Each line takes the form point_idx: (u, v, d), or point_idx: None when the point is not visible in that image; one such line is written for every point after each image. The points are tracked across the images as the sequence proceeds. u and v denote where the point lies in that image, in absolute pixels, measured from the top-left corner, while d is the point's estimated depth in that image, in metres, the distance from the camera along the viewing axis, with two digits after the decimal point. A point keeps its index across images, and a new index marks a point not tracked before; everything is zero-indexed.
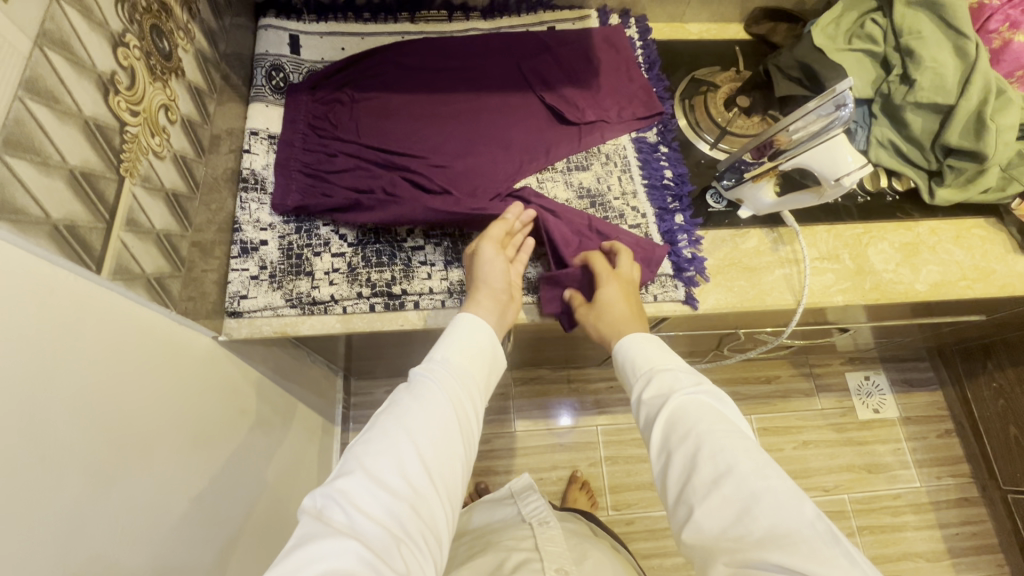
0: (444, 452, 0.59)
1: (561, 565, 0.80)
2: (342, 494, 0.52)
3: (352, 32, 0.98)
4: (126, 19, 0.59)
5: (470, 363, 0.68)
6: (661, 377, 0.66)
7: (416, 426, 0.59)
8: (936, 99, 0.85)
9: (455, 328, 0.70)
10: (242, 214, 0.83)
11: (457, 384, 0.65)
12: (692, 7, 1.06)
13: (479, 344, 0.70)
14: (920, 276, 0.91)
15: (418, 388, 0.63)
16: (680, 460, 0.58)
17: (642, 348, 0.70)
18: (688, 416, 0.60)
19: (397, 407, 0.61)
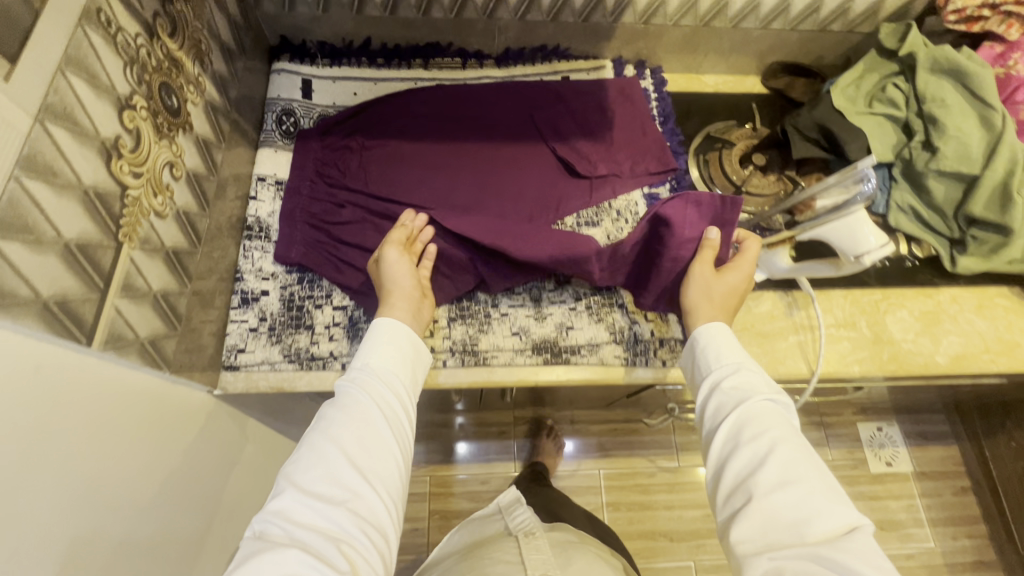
0: (375, 455, 0.58)
1: (547, 569, 0.73)
2: (279, 512, 0.52)
3: (364, 76, 0.97)
4: (135, 81, 0.58)
5: (396, 368, 0.66)
6: (741, 374, 0.65)
7: (342, 435, 0.58)
8: (960, 169, 0.82)
9: (374, 336, 0.69)
10: (244, 263, 0.82)
11: (383, 386, 0.64)
12: (709, 59, 1.05)
13: (403, 346, 0.68)
14: (940, 348, 0.88)
15: (346, 397, 0.62)
16: (742, 453, 0.57)
17: (724, 340, 0.69)
18: (761, 417, 0.60)
19: (326, 420, 0.60)
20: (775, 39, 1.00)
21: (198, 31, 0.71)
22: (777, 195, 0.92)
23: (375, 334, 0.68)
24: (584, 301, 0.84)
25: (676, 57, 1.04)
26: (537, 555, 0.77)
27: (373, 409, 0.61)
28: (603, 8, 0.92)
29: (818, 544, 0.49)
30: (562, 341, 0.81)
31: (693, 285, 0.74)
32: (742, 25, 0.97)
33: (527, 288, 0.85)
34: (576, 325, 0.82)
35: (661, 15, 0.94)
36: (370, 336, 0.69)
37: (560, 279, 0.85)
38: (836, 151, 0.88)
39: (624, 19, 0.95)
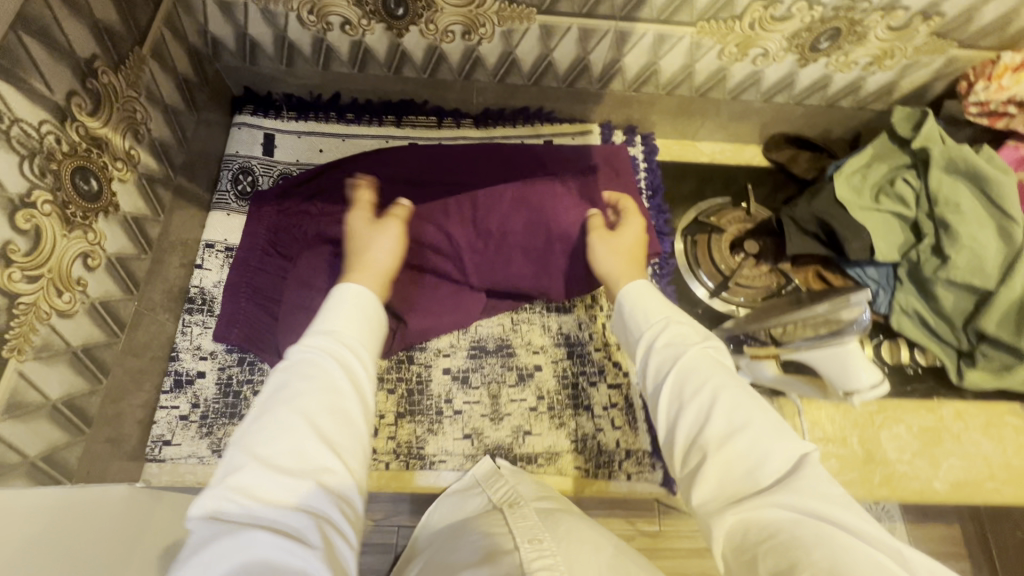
0: (349, 428, 0.44)
1: (539, 535, 0.48)
2: (236, 506, 0.38)
3: (332, 133, 0.91)
4: (36, 174, 0.52)
5: (355, 324, 0.50)
6: (673, 328, 0.55)
7: (309, 403, 0.43)
8: (973, 281, 0.73)
9: (336, 300, 0.52)
10: (182, 340, 0.76)
11: (338, 344, 0.48)
12: (705, 127, 0.97)
13: (370, 312, 0.52)
14: (940, 473, 0.79)
15: (298, 366, 0.45)
16: (692, 409, 0.48)
17: (648, 297, 0.59)
18: (699, 370, 0.50)
19: (282, 388, 0.44)
20: (778, 112, 0.92)
21: (131, 100, 0.65)
22: (768, 288, 0.85)
23: (338, 298, 0.51)
24: (546, 402, 0.77)
25: (670, 123, 0.97)
26: (526, 525, 0.50)
27: (347, 377, 0.46)
28: (589, 75, 0.85)
29: (766, 469, 0.43)
30: (517, 448, 0.74)
31: (600, 252, 0.68)
32: (742, 97, 0.89)
33: (485, 381, 0.78)
34: (535, 429, 0.75)
35: (653, 84, 0.87)
36: (336, 298, 0.52)
37: (522, 373, 0.79)
38: (835, 246, 0.81)
39: (612, 86, 0.87)
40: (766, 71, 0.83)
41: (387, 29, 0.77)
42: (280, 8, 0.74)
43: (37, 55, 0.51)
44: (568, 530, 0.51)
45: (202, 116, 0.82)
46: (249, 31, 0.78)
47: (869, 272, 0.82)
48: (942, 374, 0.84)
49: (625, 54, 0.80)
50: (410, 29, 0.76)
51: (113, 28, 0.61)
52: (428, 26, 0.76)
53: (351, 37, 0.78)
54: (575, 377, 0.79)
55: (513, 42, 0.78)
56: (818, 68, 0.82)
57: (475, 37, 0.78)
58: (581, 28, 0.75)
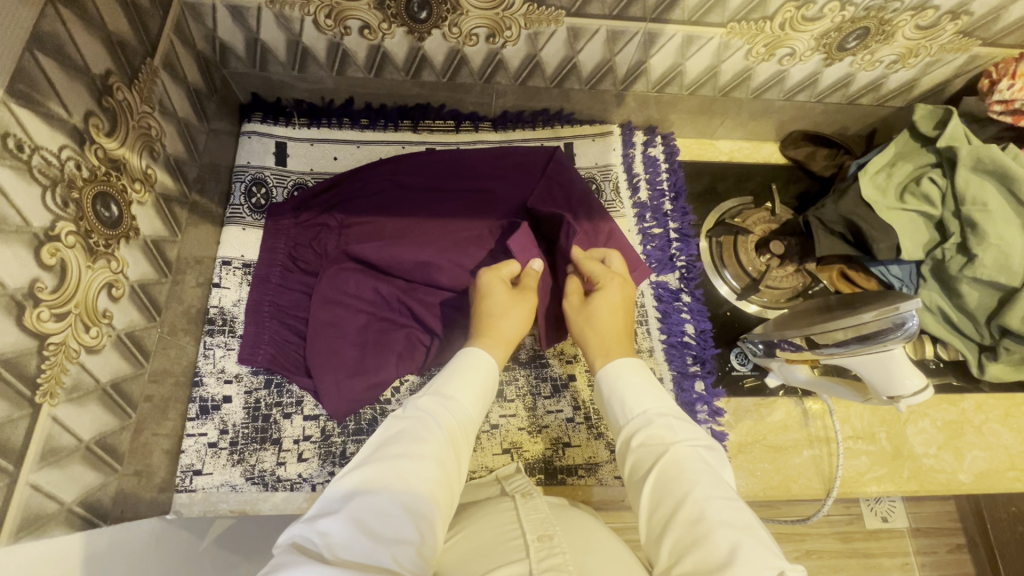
0: (438, 493, 0.46)
1: (549, 532, 0.48)
2: (327, 533, 0.41)
3: (346, 139, 0.88)
4: (60, 204, 0.49)
5: (471, 398, 0.55)
6: (656, 426, 0.53)
7: (409, 456, 0.47)
8: (998, 279, 0.74)
9: (457, 362, 0.58)
10: (204, 363, 0.73)
11: (449, 420, 0.52)
12: (724, 127, 0.97)
13: (487, 386, 0.57)
14: (964, 465, 0.81)
15: (415, 425, 0.50)
16: (675, 517, 0.46)
17: (633, 383, 0.56)
18: (680, 477, 0.48)
19: (389, 441, 0.49)
20: (798, 110, 0.92)
21: (145, 116, 0.62)
22: (795, 288, 0.86)
23: (461, 365, 0.57)
24: (583, 412, 0.76)
25: (690, 122, 0.96)
26: (537, 518, 0.51)
27: (441, 440, 0.50)
28: (613, 77, 0.83)
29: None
30: (557, 461, 0.74)
31: (603, 311, 0.65)
32: (764, 96, 0.88)
33: (520, 394, 0.77)
34: (573, 441, 0.75)
35: (677, 85, 0.85)
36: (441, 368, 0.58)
37: (557, 384, 0.77)
38: (863, 246, 0.81)
39: (634, 87, 0.86)
40: (791, 70, 0.83)
41: (408, 33, 0.73)
42: (296, 12, 0.70)
43: (55, 79, 0.48)
44: (582, 532, 0.51)
45: (211, 127, 0.78)
46: (261, 36, 0.74)
47: (892, 269, 0.83)
48: (963, 367, 0.86)
49: (651, 55, 0.78)
50: (432, 32, 0.73)
51: (126, 40, 0.57)
52: (451, 30, 0.73)
53: (370, 41, 0.75)
54: None
55: (539, 45, 0.76)
56: (842, 66, 0.82)
57: (499, 40, 0.75)
58: (609, 30, 0.73)
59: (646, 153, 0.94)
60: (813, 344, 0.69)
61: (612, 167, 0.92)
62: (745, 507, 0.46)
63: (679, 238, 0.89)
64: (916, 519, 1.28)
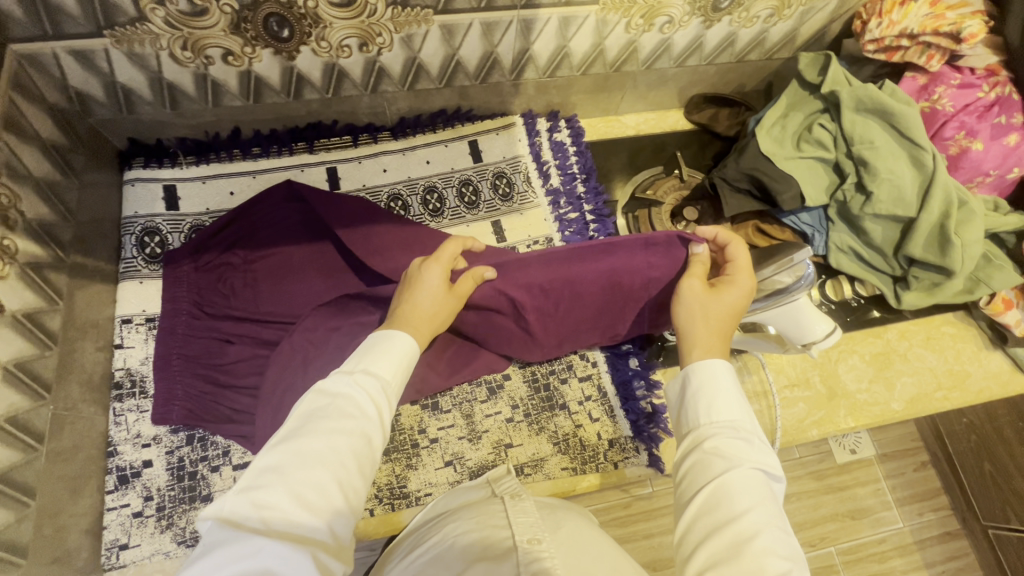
0: (366, 462, 0.42)
1: (539, 535, 0.47)
2: (259, 509, 0.36)
3: (240, 171, 0.84)
4: None
5: (403, 372, 0.47)
6: (736, 438, 0.43)
7: (338, 430, 0.41)
8: (896, 212, 0.77)
9: (380, 340, 0.48)
10: (117, 431, 0.69)
11: (380, 382, 0.45)
12: (626, 101, 0.96)
13: (414, 356, 0.49)
14: (895, 393, 0.84)
15: (342, 394, 0.43)
16: (717, 539, 0.39)
17: (728, 385, 0.46)
18: (744, 502, 0.40)
19: (323, 409, 0.42)
20: (693, 75, 0.93)
21: None
22: None
23: (386, 338, 0.48)
24: (522, 410, 0.75)
25: (591, 103, 0.95)
26: (526, 521, 0.49)
27: (380, 413, 0.43)
28: (501, 68, 0.82)
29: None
30: (501, 464, 0.73)
31: (737, 296, 0.54)
32: (655, 66, 0.89)
33: (456, 402, 0.75)
34: (515, 440, 0.74)
35: (567, 67, 0.85)
36: (376, 337, 0.49)
37: (491, 386, 0.76)
38: (769, 200, 0.83)
39: (525, 75, 0.85)
40: (674, 38, 0.83)
41: (275, 54, 0.70)
42: (148, 48, 0.66)
43: None
44: (568, 530, 0.50)
45: (86, 181, 0.74)
46: (118, 78, 0.70)
47: (801, 217, 0.85)
48: (881, 300, 0.89)
49: (533, 42, 0.78)
50: (300, 49, 0.71)
51: None
52: (320, 44, 0.70)
53: (237, 68, 0.71)
54: (546, 378, 0.77)
55: (415, 47, 0.74)
56: (722, 27, 0.83)
57: (373, 48, 0.73)
58: (483, 23, 0.72)
59: (552, 139, 0.93)
60: None
61: (521, 159, 0.91)
62: (801, 555, 0.39)
63: (595, 219, 0.89)
64: (881, 444, 1.33)
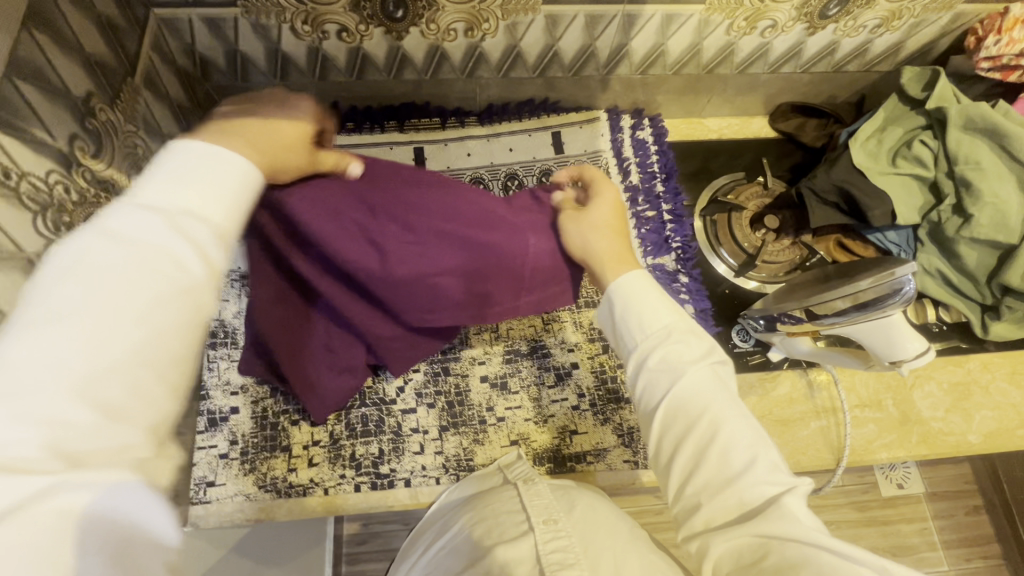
0: (186, 322, 0.31)
1: (554, 516, 0.49)
2: (13, 437, 0.25)
3: (333, 144, 0.87)
4: (51, 229, 0.49)
5: (221, 207, 0.34)
6: (675, 342, 0.47)
7: (107, 293, 0.29)
8: (996, 237, 0.74)
9: (192, 160, 0.35)
10: (209, 377, 0.74)
11: (170, 222, 0.32)
12: (712, 104, 0.96)
13: (242, 189, 0.35)
14: (973, 425, 0.81)
15: (96, 251, 0.30)
16: (684, 445, 0.44)
17: (646, 296, 0.48)
18: (696, 395, 0.45)
19: (97, 268, 0.30)
20: (784, 82, 0.92)
21: (131, 135, 0.62)
22: (792, 261, 0.86)
23: (178, 154, 0.34)
24: (587, 399, 0.76)
25: (676, 103, 0.95)
26: (540, 503, 0.51)
27: (198, 255, 0.32)
28: (595, 61, 0.83)
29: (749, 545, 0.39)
30: (565, 449, 0.74)
31: (594, 219, 0.51)
32: (749, 70, 0.88)
33: (524, 385, 0.77)
34: (580, 428, 0.75)
35: (660, 65, 0.85)
36: (188, 155, 0.34)
37: (559, 372, 0.78)
38: (858, 215, 0.81)
39: (617, 71, 0.85)
40: (774, 43, 0.82)
41: (386, 33, 0.73)
42: (272, 20, 0.70)
43: (35, 102, 0.48)
44: (584, 510, 0.52)
45: (199, 141, 0.79)
46: (240, 47, 0.74)
47: (888, 235, 0.83)
48: (965, 329, 0.86)
49: (632, 37, 0.78)
50: (410, 30, 0.73)
51: (103, 61, 0.58)
52: (429, 26, 0.73)
53: (348, 44, 0.75)
54: (613, 371, 0.78)
55: (517, 35, 0.76)
56: (826, 35, 0.81)
57: (478, 34, 0.75)
58: (588, 15, 0.73)
59: (634, 136, 0.93)
60: (813, 316, 0.69)
61: (601, 154, 0.92)
62: (760, 430, 0.44)
63: (672, 219, 0.89)
64: (932, 482, 1.27)
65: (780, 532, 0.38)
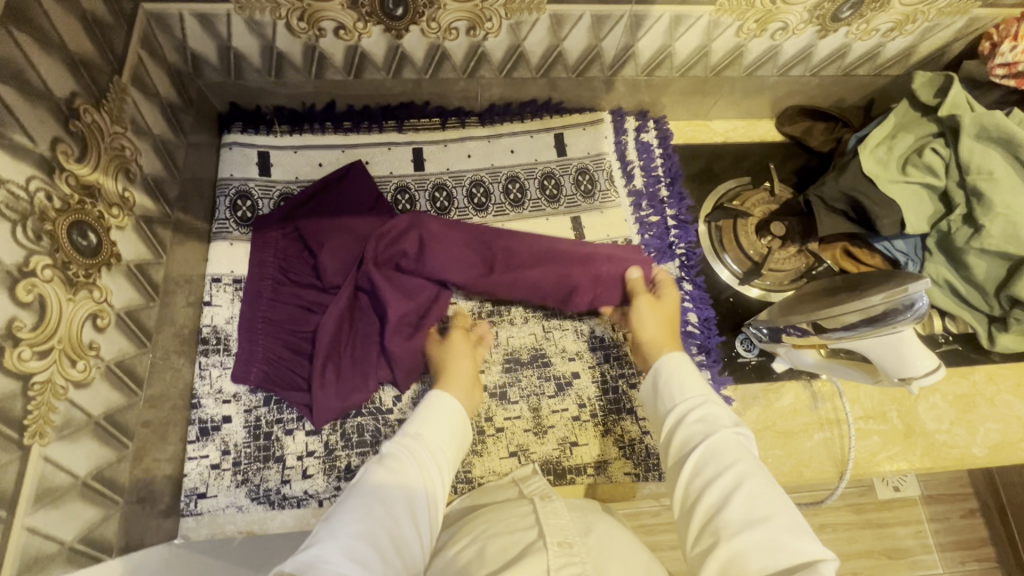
0: (418, 497, 0.50)
1: (570, 539, 0.48)
2: (323, 562, 0.40)
3: (330, 144, 0.85)
4: (32, 238, 0.47)
5: (439, 447, 0.56)
6: (712, 407, 0.55)
7: (387, 483, 0.49)
8: (1007, 249, 0.72)
9: (426, 412, 0.59)
10: (201, 384, 0.72)
11: (414, 460, 0.53)
12: (718, 106, 0.94)
13: (452, 428, 0.59)
14: (977, 438, 0.79)
15: (391, 462, 0.51)
16: (714, 487, 0.48)
17: (690, 372, 0.59)
18: (726, 453, 0.50)
19: (379, 474, 0.50)
20: (793, 85, 0.90)
21: (119, 136, 0.59)
22: (798, 269, 0.86)
23: (426, 410, 0.59)
24: (588, 410, 0.75)
25: (682, 104, 0.93)
26: (556, 523, 0.50)
27: (426, 469, 0.53)
28: (600, 62, 0.80)
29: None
30: (566, 461, 0.73)
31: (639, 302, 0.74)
32: (757, 73, 0.86)
33: (525, 394, 0.75)
34: (580, 440, 0.74)
35: (667, 66, 0.83)
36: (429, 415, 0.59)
37: (560, 382, 0.76)
38: (866, 223, 0.80)
39: (623, 72, 0.83)
40: (784, 45, 0.80)
41: (385, 31, 0.71)
42: (267, 17, 0.67)
43: (14, 106, 0.45)
44: (600, 535, 0.51)
45: (191, 141, 0.76)
46: (233, 44, 0.71)
47: (896, 243, 0.81)
48: (971, 339, 0.84)
49: (639, 38, 0.76)
50: (410, 29, 0.71)
51: (89, 60, 0.55)
52: (430, 25, 0.71)
53: (346, 42, 0.72)
54: (614, 381, 0.77)
55: (521, 35, 0.74)
56: (837, 38, 0.79)
57: (480, 33, 0.73)
58: (594, 15, 0.71)
59: (639, 139, 0.91)
60: (819, 330, 0.67)
61: (605, 156, 0.89)
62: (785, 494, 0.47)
63: (676, 225, 0.87)
64: (928, 486, 1.26)
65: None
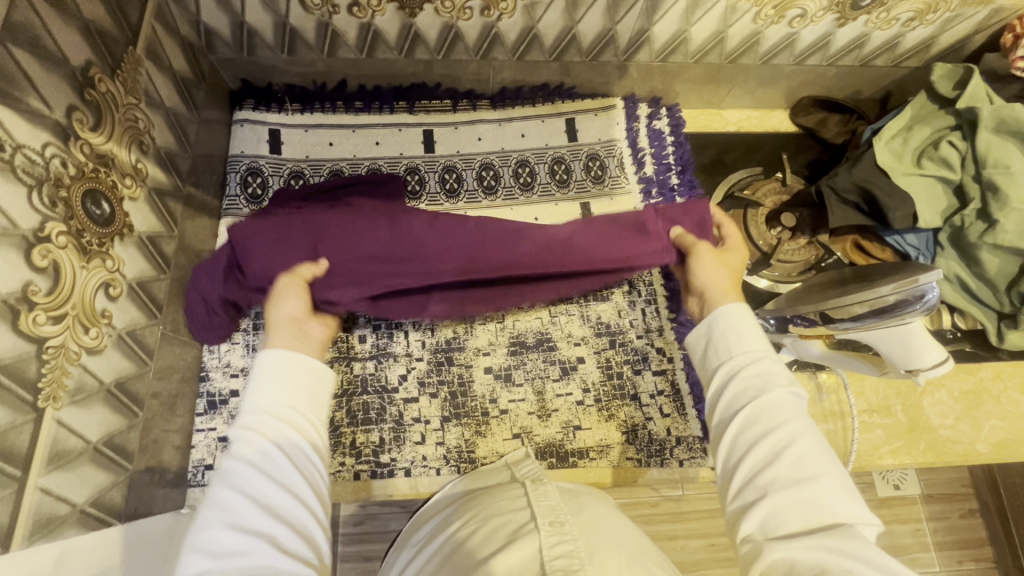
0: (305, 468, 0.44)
1: (561, 519, 0.48)
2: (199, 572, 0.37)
3: (340, 123, 0.84)
4: (47, 204, 0.47)
5: (301, 402, 0.48)
6: (767, 365, 0.50)
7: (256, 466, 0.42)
8: (1019, 244, 0.72)
9: (276, 364, 0.49)
10: (210, 358, 0.72)
11: (267, 425, 0.45)
12: (732, 95, 0.93)
13: (310, 376, 0.50)
14: (982, 435, 0.79)
15: (254, 443, 0.44)
16: (762, 450, 0.45)
17: (749, 326, 0.53)
18: (781, 414, 0.46)
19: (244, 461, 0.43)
20: (809, 75, 0.89)
21: (132, 108, 0.60)
22: (808, 261, 0.85)
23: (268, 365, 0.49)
24: (592, 395, 0.75)
25: (696, 92, 0.92)
26: (547, 504, 0.51)
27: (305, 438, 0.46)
28: (615, 46, 0.80)
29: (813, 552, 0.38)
30: (568, 444, 0.73)
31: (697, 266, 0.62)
32: (773, 61, 0.85)
33: (530, 377, 0.75)
34: (584, 424, 0.74)
35: (682, 53, 0.82)
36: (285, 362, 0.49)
37: (565, 366, 0.76)
38: (878, 216, 0.79)
39: (637, 57, 0.82)
40: (801, 33, 0.79)
41: (399, 9, 0.71)
42: None
43: (31, 72, 0.46)
44: (591, 515, 0.51)
45: (203, 116, 0.76)
46: (247, 19, 0.71)
47: (907, 238, 0.81)
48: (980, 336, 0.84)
49: (654, 22, 0.75)
50: (424, 7, 0.71)
51: (105, 29, 0.55)
52: (444, 3, 0.70)
53: (360, 19, 0.72)
54: (619, 367, 0.77)
55: (535, 16, 0.73)
56: (856, 26, 0.78)
57: (494, 13, 0.72)
58: None
59: (650, 126, 0.90)
60: (828, 320, 0.67)
61: (616, 143, 0.89)
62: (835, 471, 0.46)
63: None
64: (929, 485, 1.26)
65: (850, 542, 0.38)
